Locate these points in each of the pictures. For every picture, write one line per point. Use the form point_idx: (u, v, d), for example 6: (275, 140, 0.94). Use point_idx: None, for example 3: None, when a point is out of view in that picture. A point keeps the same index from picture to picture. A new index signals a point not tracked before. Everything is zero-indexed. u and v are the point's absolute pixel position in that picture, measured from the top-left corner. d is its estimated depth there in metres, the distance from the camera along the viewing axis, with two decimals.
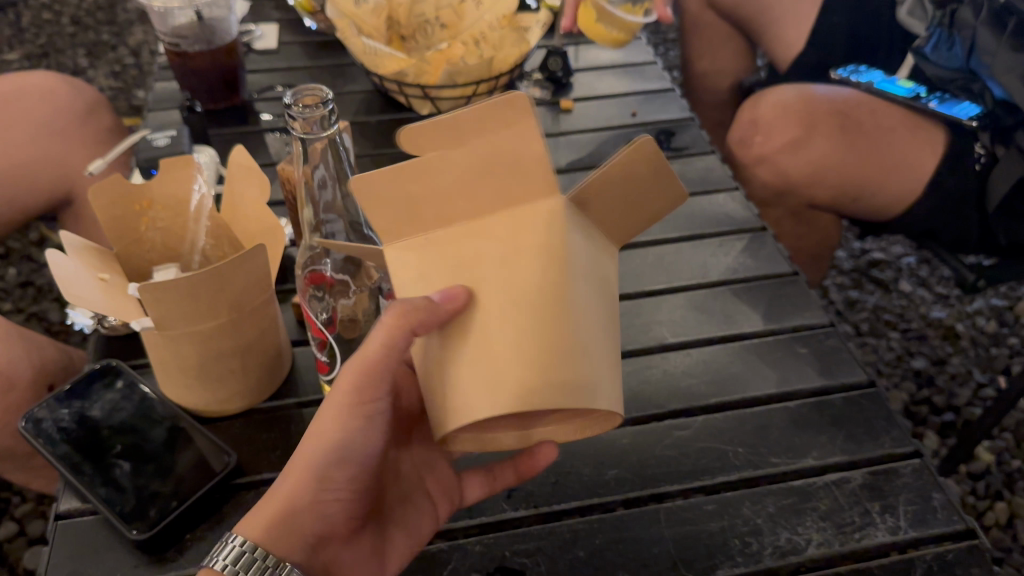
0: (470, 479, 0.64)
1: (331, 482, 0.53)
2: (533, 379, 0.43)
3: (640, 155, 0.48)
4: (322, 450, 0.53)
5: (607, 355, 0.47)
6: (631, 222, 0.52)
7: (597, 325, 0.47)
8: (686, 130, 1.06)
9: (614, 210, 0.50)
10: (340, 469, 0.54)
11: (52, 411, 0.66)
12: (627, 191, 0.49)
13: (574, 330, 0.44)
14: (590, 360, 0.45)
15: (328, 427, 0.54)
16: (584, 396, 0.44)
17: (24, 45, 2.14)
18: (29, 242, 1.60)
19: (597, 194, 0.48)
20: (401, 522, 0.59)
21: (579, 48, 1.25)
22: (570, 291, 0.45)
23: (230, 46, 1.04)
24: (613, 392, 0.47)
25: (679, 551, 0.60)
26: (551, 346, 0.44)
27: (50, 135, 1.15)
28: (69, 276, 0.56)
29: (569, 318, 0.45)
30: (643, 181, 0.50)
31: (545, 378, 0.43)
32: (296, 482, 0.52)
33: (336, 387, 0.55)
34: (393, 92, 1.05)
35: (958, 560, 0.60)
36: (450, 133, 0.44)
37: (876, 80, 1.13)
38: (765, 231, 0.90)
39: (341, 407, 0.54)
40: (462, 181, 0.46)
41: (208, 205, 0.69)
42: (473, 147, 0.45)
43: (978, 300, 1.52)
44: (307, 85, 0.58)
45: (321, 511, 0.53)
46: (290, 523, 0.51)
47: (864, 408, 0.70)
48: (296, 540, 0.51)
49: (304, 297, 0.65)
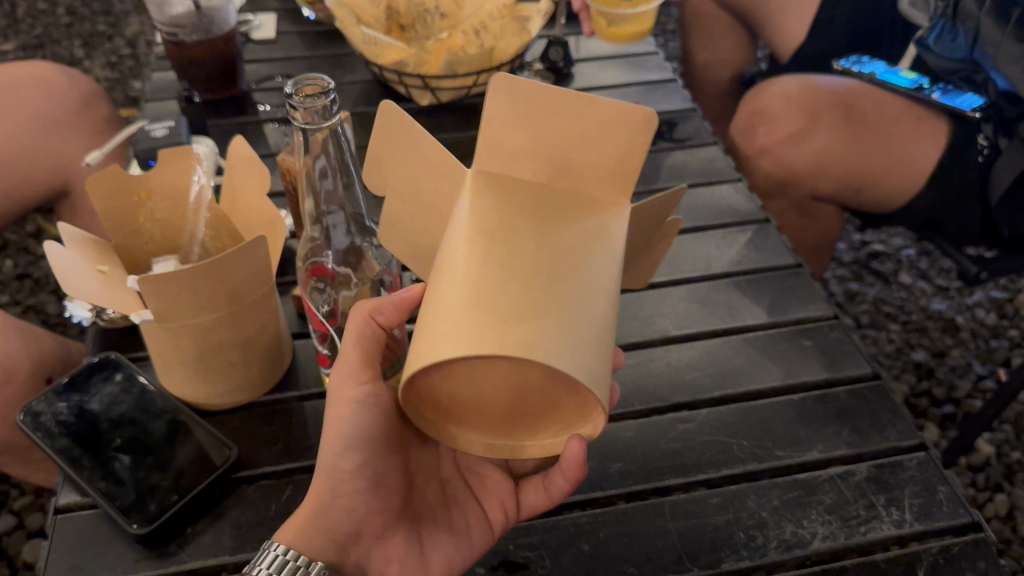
0: (526, 489, 0.60)
1: (344, 475, 0.54)
2: (450, 329, 0.42)
3: (518, 90, 0.48)
4: (328, 442, 0.54)
5: (566, 307, 0.42)
6: (600, 164, 0.49)
7: (552, 279, 0.43)
8: (688, 121, 1.06)
9: (563, 156, 0.49)
10: (350, 459, 0.54)
11: (50, 404, 0.66)
12: (557, 131, 0.49)
13: (504, 280, 0.43)
14: (524, 309, 0.41)
15: (331, 419, 0.54)
16: (505, 341, 0.40)
17: (19, 36, 2.12)
18: (25, 234, 1.59)
19: (522, 149, 0.49)
20: (446, 526, 0.59)
21: (580, 38, 1.24)
22: (495, 246, 0.44)
23: (227, 36, 1.03)
24: (578, 348, 0.41)
25: (685, 545, 0.60)
26: (472, 297, 0.42)
27: (47, 126, 1.14)
28: (67, 268, 0.55)
29: (496, 270, 0.43)
30: (562, 113, 0.48)
31: (460, 328, 0.42)
32: (314, 487, 0.54)
33: (332, 382, 0.56)
34: (393, 82, 1.05)
35: (964, 554, 0.59)
36: (382, 164, 0.53)
37: (879, 70, 1.12)
38: (769, 223, 0.89)
39: (341, 397, 0.54)
40: (418, 192, 0.53)
41: (207, 197, 0.68)
42: (410, 166, 0.52)
43: (977, 293, 1.52)
44: (309, 74, 0.57)
45: (346, 506, 0.54)
46: (310, 527, 0.53)
47: (869, 401, 0.70)
48: (318, 537, 0.53)
49: (306, 289, 0.65)
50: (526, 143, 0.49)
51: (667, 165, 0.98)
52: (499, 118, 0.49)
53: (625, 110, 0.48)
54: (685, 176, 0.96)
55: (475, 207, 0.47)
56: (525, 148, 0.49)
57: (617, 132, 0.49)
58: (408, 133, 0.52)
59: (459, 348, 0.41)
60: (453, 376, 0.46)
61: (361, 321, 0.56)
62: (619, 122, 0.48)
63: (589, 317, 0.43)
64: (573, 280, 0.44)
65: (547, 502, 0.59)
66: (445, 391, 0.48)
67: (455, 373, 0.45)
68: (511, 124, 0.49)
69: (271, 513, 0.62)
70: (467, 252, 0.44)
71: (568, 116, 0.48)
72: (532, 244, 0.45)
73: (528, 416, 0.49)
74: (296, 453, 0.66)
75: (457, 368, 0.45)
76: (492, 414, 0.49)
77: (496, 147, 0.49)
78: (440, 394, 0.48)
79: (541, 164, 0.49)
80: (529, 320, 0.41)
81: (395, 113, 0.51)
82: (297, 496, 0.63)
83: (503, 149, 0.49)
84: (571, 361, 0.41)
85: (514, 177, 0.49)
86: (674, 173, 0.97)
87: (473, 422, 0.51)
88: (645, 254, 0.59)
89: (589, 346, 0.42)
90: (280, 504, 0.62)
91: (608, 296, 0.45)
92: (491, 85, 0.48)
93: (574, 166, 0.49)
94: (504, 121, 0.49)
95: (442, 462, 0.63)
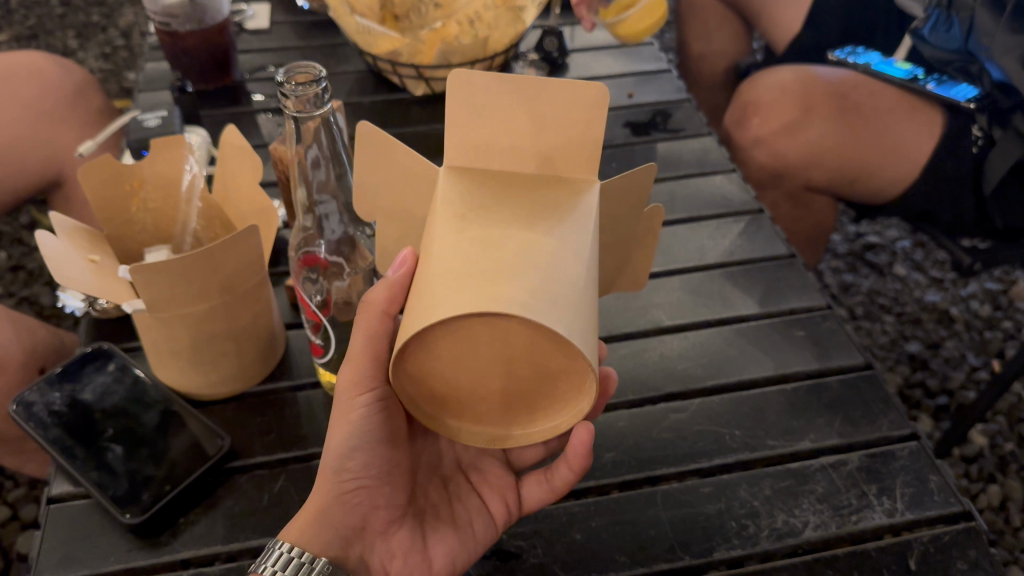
0: (528, 482, 0.60)
1: (350, 471, 0.53)
2: (433, 297, 0.43)
3: (476, 86, 0.49)
4: (334, 441, 0.53)
5: (541, 271, 0.42)
6: (563, 145, 0.49)
7: (523, 244, 0.44)
8: (683, 111, 1.06)
9: (527, 145, 0.49)
10: (354, 458, 0.53)
11: (43, 395, 0.65)
12: (517, 121, 0.49)
13: (478, 247, 0.43)
14: (499, 269, 0.42)
15: (339, 423, 0.54)
16: (481, 297, 0.41)
17: (13, 26, 2.11)
18: (19, 226, 1.58)
19: (489, 144, 0.49)
20: (449, 519, 0.59)
21: (575, 28, 1.24)
22: (465, 225, 0.45)
23: (220, 26, 1.03)
24: (554, 302, 0.41)
25: (676, 533, 0.60)
26: (450, 265, 0.43)
27: (40, 116, 1.14)
28: (59, 257, 0.55)
29: (470, 240, 0.44)
30: (519, 103, 0.49)
31: (440, 293, 0.42)
32: (321, 484, 0.53)
33: (338, 384, 0.55)
34: (388, 72, 1.04)
35: (955, 542, 0.60)
36: (367, 182, 0.53)
37: (874, 61, 1.12)
38: (763, 213, 0.89)
39: (349, 403, 0.54)
40: (406, 200, 0.54)
41: (199, 186, 0.68)
42: (391, 177, 0.53)
43: (972, 284, 1.52)
44: (301, 62, 0.57)
45: (350, 503, 0.53)
46: (321, 523, 0.52)
47: (862, 391, 0.70)
48: (327, 533, 0.52)
49: (299, 279, 0.63)
50: (491, 136, 0.49)
51: (660, 155, 0.98)
52: (461, 115, 0.49)
53: (571, 86, 0.48)
54: (679, 167, 0.96)
55: (449, 194, 0.48)
56: (492, 141, 0.49)
57: (571, 111, 0.49)
58: (382, 144, 0.52)
59: (440, 311, 0.42)
60: (445, 355, 0.46)
61: (376, 317, 0.53)
62: (571, 103, 0.49)
63: (564, 275, 0.43)
64: (545, 245, 0.44)
65: (552, 493, 0.59)
66: (436, 378, 0.48)
67: (445, 349, 0.45)
68: (473, 120, 0.49)
69: (265, 503, 0.62)
70: (444, 232, 0.45)
71: (524, 104, 0.49)
72: (503, 220, 0.45)
73: (520, 398, 0.48)
74: (288, 443, 0.66)
75: (446, 342, 0.45)
76: (488, 400, 0.49)
77: (464, 144, 0.50)
78: (433, 382, 0.48)
79: (508, 154, 0.50)
80: (503, 278, 0.42)
81: (371, 133, 0.51)
82: (290, 486, 0.63)
83: (471, 144, 0.49)
84: (546, 312, 0.41)
85: (487, 171, 0.50)
86: (668, 163, 0.97)
87: (472, 413, 0.50)
88: (632, 248, 0.58)
89: (565, 300, 0.42)
90: (274, 493, 0.62)
91: (585, 259, 0.45)
92: (447, 81, 0.49)
93: (540, 152, 0.49)
94: (468, 118, 0.49)
95: (443, 459, 0.63)
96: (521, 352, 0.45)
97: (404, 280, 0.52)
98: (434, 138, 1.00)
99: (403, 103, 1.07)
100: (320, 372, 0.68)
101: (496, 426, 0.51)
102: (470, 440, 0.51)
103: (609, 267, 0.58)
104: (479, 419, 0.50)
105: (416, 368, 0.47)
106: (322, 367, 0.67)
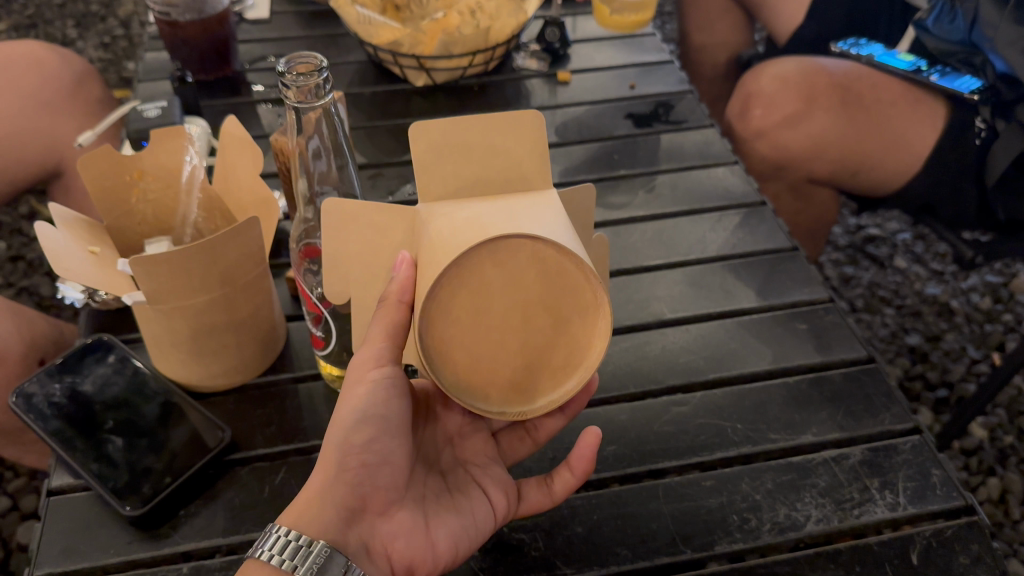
0: (527, 484, 0.59)
1: (354, 447, 0.52)
2: (449, 247, 0.47)
3: (435, 130, 0.52)
4: (339, 415, 0.53)
5: (532, 217, 0.49)
6: (519, 162, 0.53)
7: (505, 210, 0.50)
8: (685, 102, 1.05)
9: (493, 171, 0.53)
10: (362, 431, 0.52)
11: (43, 386, 0.65)
12: (477, 152, 0.53)
13: (472, 219, 0.49)
14: (495, 221, 0.48)
15: (346, 397, 0.53)
16: (492, 229, 0.47)
17: (12, 15, 2.09)
18: (18, 216, 1.58)
19: (454, 174, 0.53)
20: (451, 505, 0.57)
21: (577, 19, 1.23)
22: (448, 218, 0.50)
23: (220, 16, 1.02)
24: (555, 228, 0.48)
25: (678, 527, 0.60)
26: (452, 231, 0.48)
27: (39, 106, 1.13)
28: (58, 248, 0.55)
29: (462, 218, 0.49)
30: (475, 133, 0.53)
31: (455, 242, 0.47)
32: (324, 458, 0.52)
33: (352, 361, 0.55)
34: (389, 63, 1.04)
35: (957, 536, 0.59)
36: (341, 236, 0.53)
37: (877, 53, 1.11)
38: (764, 206, 0.89)
39: (359, 377, 0.53)
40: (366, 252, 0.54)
41: (200, 176, 0.68)
42: (359, 230, 0.53)
43: (973, 277, 1.52)
44: (302, 52, 0.56)
45: (351, 478, 0.51)
46: (321, 496, 0.51)
47: (864, 384, 0.70)
48: (326, 511, 0.50)
49: (300, 271, 0.62)
50: (457, 171, 0.53)
51: (663, 147, 0.98)
52: (426, 155, 0.52)
53: (514, 116, 0.53)
54: (681, 158, 0.96)
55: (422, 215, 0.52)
56: (458, 171, 0.53)
57: (518, 134, 0.53)
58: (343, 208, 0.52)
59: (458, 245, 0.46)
60: (464, 316, 0.48)
61: (395, 310, 0.52)
62: (520, 128, 0.53)
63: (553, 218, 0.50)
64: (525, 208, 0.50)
65: (549, 499, 0.59)
66: (460, 350, 0.48)
67: (464, 304, 0.48)
68: (436, 158, 0.52)
69: (266, 495, 0.62)
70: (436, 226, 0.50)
71: (477, 135, 0.53)
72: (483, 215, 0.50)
73: (542, 359, 0.50)
74: (289, 435, 0.66)
75: (465, 295, 0.47)
76: (513, 365, 0.49)
77: (430, 181, 0.52)
78: (457, 357, 0.48)
79: (470, 181, 0.53)
80: (504, 224, 0.47)
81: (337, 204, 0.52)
82: (291, 479, 0.63)
83: (438, 178, 0.52)
84: (551, 230, 0.48)
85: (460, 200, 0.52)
86: (672, 155, 0.96)
87: (496, 393, 0.50)
88: None
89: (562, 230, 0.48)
90: (275, 485, 0.62)
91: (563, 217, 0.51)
92: (411, 130, 0.51)
93: (503, 175, 0.53)
94: (431, 158, 0.52)
95: (441, 452, 0.60)
96: (533, 296, 0.48)
97: (410, 275, 0.52)
98: None
99: (404, 94, 1.06)
100: (320, 363, 0.68)
101: (517, 403, 0.50)
102: (496, 416, 0.49)
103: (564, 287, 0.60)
104: (501, 395, 0.50)
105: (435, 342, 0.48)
106: (322, 359, 0.66)
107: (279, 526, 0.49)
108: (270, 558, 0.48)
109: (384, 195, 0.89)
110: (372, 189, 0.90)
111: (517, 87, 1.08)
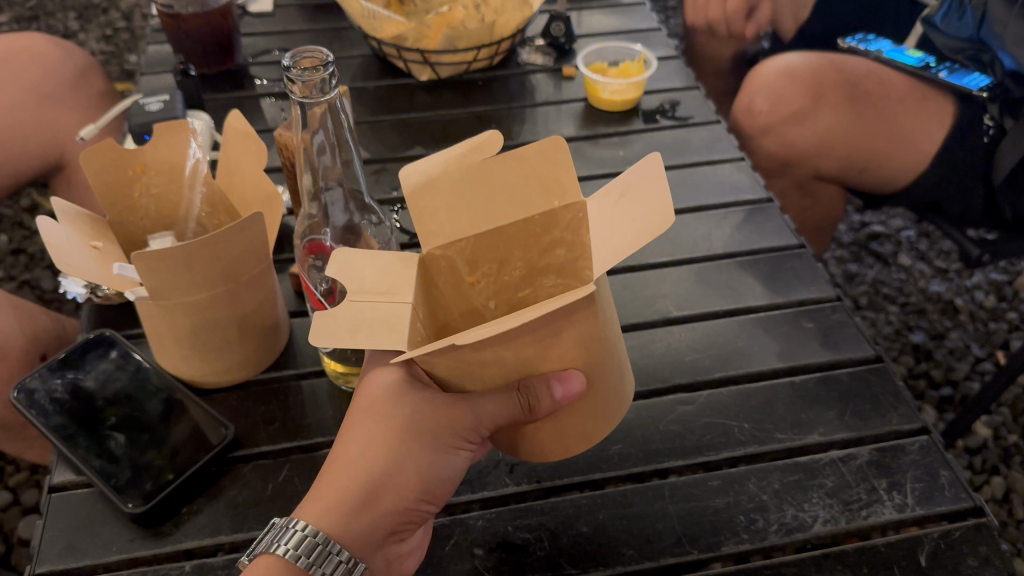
0: None
1: (425, 496, 0.51)
2: (596, 414, 0.53)
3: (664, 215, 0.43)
4: (420, 463, 0.50)
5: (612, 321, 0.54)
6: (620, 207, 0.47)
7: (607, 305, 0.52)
8: (690, 100, 1.04)
9: (582, 211, 0.52)
10: (437, 487, 0.51)
11: (45, 381, 0.65)
12: (615, 184, 0.49)
13: (616, 373, 0.52)
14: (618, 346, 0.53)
15: (431, 450, 0.50)
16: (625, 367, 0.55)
17: (13, 7, 2.08)
18: (20, 209, 1.57)
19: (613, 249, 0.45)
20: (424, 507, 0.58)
21: (582, 14, 1.22)
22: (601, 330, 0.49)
23: (224, 9, 1.01)
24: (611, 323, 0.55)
25: (685, 528, 0.59)
26: (601, 398, 0.52)
27: (41, 100, 1.12)
28: (60, 243, 0.54)
29: (614, 368, 0.52)
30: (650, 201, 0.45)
31: (602, 412, 0.53)
32: (395, 491, 0.49)
33: (447, 418, 0.49)
34: (393, 57, 1.03)
35: (966, 538, 0.59)
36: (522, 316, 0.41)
37: (885, 49, 1.10)
38: (772, 202, 0.88)
39: (461, 445, 0.51)
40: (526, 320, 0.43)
41: (203, 171, 0.68)
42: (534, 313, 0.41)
43: (977, 275, 1.51)
44: (308, 46, 0.55)
45: (406, 514, 0.50)
46: (380, 528, 0.49)
47: (872, 384, 0.69)
48: (377, 535, 0.49)
49: (303, 267, 0.63)
50: (617, 212, 0.48)
51: (669, 143, 0.97)
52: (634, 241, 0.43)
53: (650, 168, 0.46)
54: (686, 155, 0.95)
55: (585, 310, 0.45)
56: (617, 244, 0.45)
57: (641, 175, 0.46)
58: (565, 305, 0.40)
59: (620, 402, 0.54)
60: None
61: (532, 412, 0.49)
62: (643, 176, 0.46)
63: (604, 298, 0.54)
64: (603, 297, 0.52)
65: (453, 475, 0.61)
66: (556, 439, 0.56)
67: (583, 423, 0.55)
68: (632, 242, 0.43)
69: (268, 494, 0.61)
70: (596, 357, 0.49)
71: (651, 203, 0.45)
72: (613, 338, 0.52)
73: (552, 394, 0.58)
74: (292, 433, 0.66)
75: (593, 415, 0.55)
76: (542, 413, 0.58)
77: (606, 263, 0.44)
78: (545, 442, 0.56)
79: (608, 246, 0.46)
80: (624, 383, 0.54)
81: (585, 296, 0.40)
82: (294, 477, 0.62)
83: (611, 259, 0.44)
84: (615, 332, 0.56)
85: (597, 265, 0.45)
86: (677, 151, 0.96)
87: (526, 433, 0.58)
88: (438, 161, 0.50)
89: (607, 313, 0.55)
90: (278, 484, 0.62)
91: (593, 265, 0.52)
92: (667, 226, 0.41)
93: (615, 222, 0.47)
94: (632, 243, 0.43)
95: None
96: None
97: (568, 394, 0.49)
98: (440, 124, 0.99)
99: (408, 88, 1.06)
100: (324, 360, 0.68)
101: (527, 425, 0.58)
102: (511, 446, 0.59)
103: (483, 264, 0.53)
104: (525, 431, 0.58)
105: (527, 442, 0.54)
106: (326, 354, 0.65)
107: (298, 518, 0.48)
108: (297, 559, 0.47)
109: (387, 190, 0.89)
110: (375, 185, 0.89)
111: (521, 81, 1.07)
